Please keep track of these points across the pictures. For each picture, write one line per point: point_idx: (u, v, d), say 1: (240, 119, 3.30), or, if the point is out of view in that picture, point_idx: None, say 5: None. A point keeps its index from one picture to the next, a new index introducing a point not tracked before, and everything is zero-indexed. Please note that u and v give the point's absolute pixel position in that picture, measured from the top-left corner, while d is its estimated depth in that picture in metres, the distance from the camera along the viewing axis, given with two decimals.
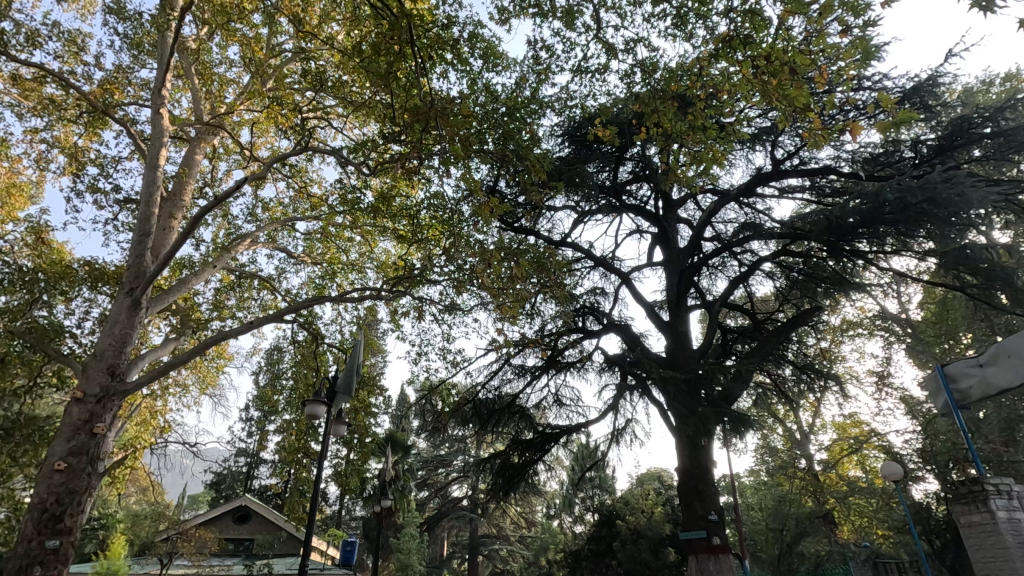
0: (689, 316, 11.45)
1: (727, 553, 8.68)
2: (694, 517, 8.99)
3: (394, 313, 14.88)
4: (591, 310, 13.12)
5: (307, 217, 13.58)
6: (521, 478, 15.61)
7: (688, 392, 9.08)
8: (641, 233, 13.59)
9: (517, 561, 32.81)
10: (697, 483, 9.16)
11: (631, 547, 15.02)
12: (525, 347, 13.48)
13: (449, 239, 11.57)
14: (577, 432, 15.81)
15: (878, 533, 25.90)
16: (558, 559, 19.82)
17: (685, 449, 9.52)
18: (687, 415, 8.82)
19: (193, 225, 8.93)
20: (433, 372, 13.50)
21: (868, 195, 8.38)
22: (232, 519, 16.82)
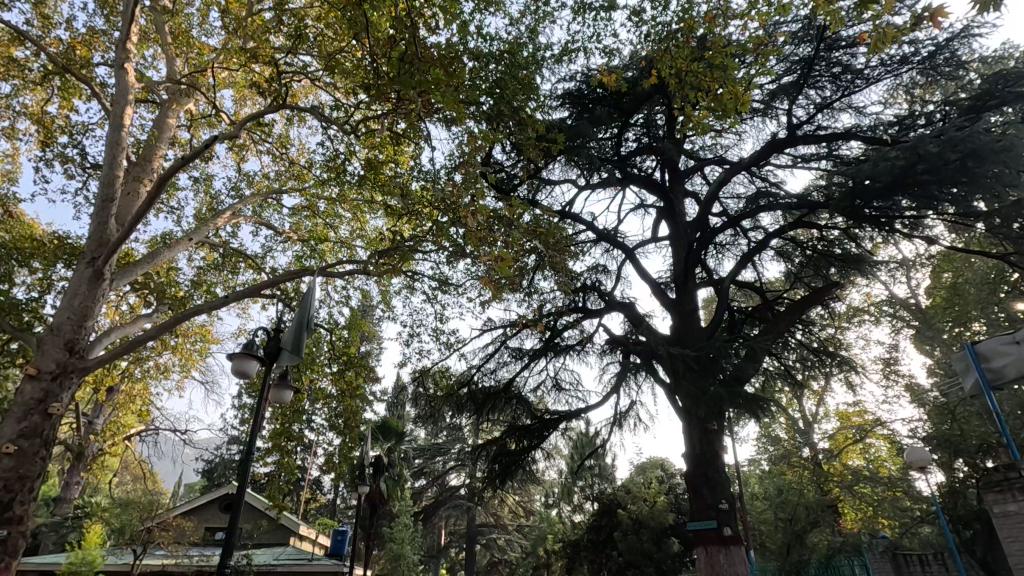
0: (696, 292, 10.76)
1: (738, 545, 8.03)
2: (703, 505, 8.31)
3: (386, 293, 14.18)
4: (592, 288, 12.43)
5: (291, 190, 12.81)
6: (518, 465, 14.95)
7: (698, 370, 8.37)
8: (645, 207, 12.85)
9: (515, 551, 32.39)
10: (706, 470, 8.50)
11: (631, 538, 14.39)
12: (522, 328, 12.77)
13: (441, 210, 10.80)
14: (577, 419, 15.18)
15: (883, 523, 25.35)
16: (556, 549, 19.25)
17: (694, 433, 8.87)
18: (695, 395, 8.17)
19: (158, 188, 8.19)
20: (425, 355, 12.82)
21: (901, 152, 7.58)
22: (218, 508, 16.21)
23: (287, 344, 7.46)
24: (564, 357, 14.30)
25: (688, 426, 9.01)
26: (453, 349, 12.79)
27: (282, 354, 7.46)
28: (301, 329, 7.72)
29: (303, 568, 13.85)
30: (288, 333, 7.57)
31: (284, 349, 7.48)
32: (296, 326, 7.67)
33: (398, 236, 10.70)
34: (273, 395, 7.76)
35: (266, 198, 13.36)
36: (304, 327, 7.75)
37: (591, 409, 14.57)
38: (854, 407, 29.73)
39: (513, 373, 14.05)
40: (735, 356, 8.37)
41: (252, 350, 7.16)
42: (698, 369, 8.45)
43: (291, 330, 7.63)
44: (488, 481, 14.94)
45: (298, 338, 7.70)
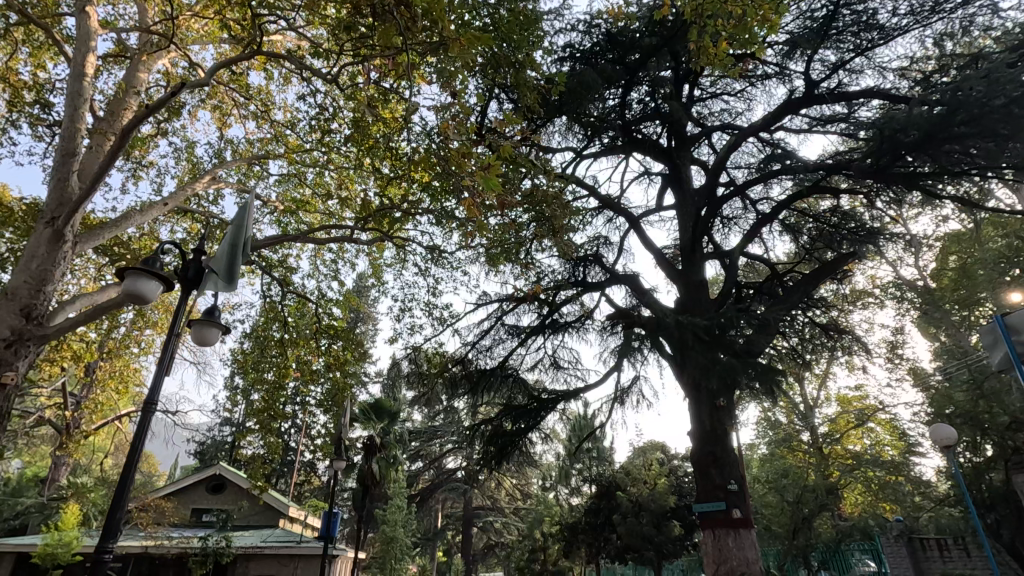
0: (704, 261, 10.13)
1: (748, 528, 7.50)
2: (711, 486, 7.78)
3: (377, 267, 13.56)
4: (592, 261, 11.82)
5: (276, 156, 12.10)
6: (515, 446, 14.43)
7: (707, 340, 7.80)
8: (649, 175, 12.20)
9: (512, 534, 32.16)
10: (714, 448, 7.97)
11: (631, 521, 13.89)
12: (519, 303, 12.16)
13: (434, 174, 10.12)
14: (575, 399, 14.67)
15: (884, 508, 25.04)
16: (553, 532, 18.88)
17: (702, 408, 8.35)
18: (707, 368, 7.63)
19: (121, 140, 7.49)
20: (417, 330, 12.25)
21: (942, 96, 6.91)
22: (206, 489, 15.76)
23: (216, 268, 5.88)
24: (563, 335, 13.74)
25: (696, 402, 8.48)
26: (447, 324, 12.19)
27: (207, 279, 5.84)
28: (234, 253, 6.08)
29: (292, 550, 13.38)
30: (218, 256, 5.95)
31: (212, 274, 5.88)
32: (228, 248, 6.05)
33: (388, 198, 9.95)
34: (194, 334, 5.68)
35: (252, 165, 12.70)
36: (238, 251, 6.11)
37: (589, 389, 14.07)
38: (856, 391, 29.31)
39: (510, 351, 13.49)
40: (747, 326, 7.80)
41: (151, 267, 5.46)
42: (707, 340, 7.89)
43: (220, 254, 6.00)
44: (483, 462, 14.47)
45: (231, 265, 6.06)
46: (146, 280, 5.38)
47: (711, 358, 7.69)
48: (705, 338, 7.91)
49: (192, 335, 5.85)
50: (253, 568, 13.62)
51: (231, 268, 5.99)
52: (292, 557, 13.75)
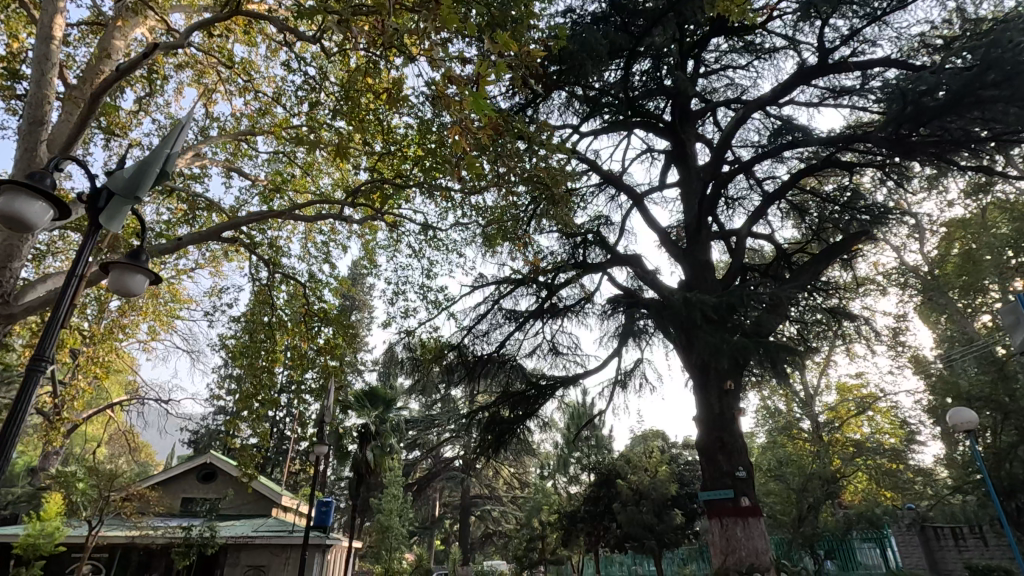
0: (710, 240, 9.69)
1: (757, 517, 7.13)
2: (718, 473, 7.42)
3: (370, 250, 13.11)
4: (594, 241, 11.39)
5: (264, 132, 11.61)
6: (512, 434, 14.05)
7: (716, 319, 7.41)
8: (653, 152, 11.72)
9: (510, 523, 31.98)
10: (721, 434, 7.62)
11: (632, 509, 13.53)
12: (517, 285, 11.72)
13: (429, 149, 9.65)
14: (574, 386, 14.29)
15: (885, 496, 24.83)
16: (552, 521, 18.58)
17: (709, 392, 8.01)
18: (716, 348, 7.27)
19: (90, 106, 6.95)
20: (411, 313, 11.81)
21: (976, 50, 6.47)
22: (197, 478, 15.40)
23: (117, 188, 4.39)
24: (562, 320, 13.33)
25: (702, 386, 8.14)
26: (443, 308, 11.76)
27: (112, 203, 4.42)
28: (144, 169, 4.49)
29: (283, 541, 13.01)
30: (122, 171, 4.44)
31: (116, 195, 4.42)
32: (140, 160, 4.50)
33: (380, 174, 9.47)
34: (115, 283, 4.42)
35: (239, 143, 12.20)
36: (148, 168, 4.51)
37: (589, 375, 13.68)
38: (856, 379, 29.05)
39: (507, 336, 13.08)
40: (757, 304, 7.45)
41: (40, 183, 3.88)
42: (715, 318, 7.55)
43: (129, 166, 4.47)
44: (480, 450, 14.10)
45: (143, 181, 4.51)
46: (29, 199, 3.82)
47: (720, 337, 7.33)
48: (713, 316, 7.56)
49: (112, 275, 4.46)
50: (244, 559, 13.24)
51: (137, 192, 4.44)
52: (283, 547, 13.38)
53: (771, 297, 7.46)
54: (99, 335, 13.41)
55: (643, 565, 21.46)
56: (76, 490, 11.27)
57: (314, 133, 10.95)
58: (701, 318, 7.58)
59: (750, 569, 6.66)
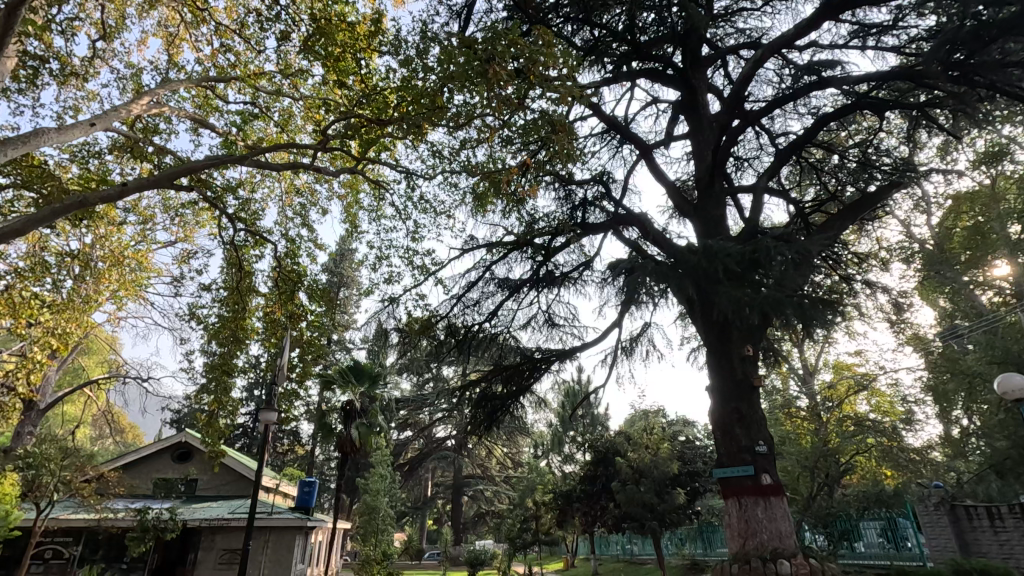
0: (724, 194, 8.80)
1: (779, 496, 6.36)
2: (736, 448, 6.63)
3: (353, 215, 12.13)
4: (595, 200, 10.48)
5: (232, 81, 10.54)
6: (505, 410, 13.25)
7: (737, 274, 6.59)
8: (659, 103, 10.78)
9: (503, 503, 31.47)
10: (739, 406, 6.84)
11: (631, 488, 12.81)
12: (512, 249, 10.83)
13: (413, 91, 8.64)
14: (571, 360, 13.47)
15: (885, 474, 24.42)
16: (546, 501, 17.92)
17: (724, 357, 7.23)
18: (742, 303, 6.41)
19: (7, 21, 5.88)
20: (395, 280, 10.87)
21: None
22: (171, 458, 14.58)
23: None
24: (558, 289, 12.48)
25: (718, 350, 7.34)
26: (431, 275, 10.81)
27: None
28: None
29: (262, 522, 12.22)
30: None
31: None
32: None
33: (353, 118, 8.33)
34: None
35: (207, 92, 11.08)
36: None
37: (586, 348, 12.88)
38: (855, 357, 28.45)
39: (499, 306, 12.19)
40: (785, 256, 6.61)
41: None
42: (736, 274, 6.73)
43: None
44: (470, 428, 13.29)
45: None
46: None
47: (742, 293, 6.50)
48: (733, 269, 6.72)
49: None
50: (219, 542, 12.40)
51: None
52: (262, 529, 12.57)
53: (799, 249, 6.64)
54: (59, 304, 12.32)
55: (641, 545, 20.90)
56: (31, 469, 10.37)
57: (287, 79, 9.87)
58: (719, 273, 6.74)
59: (774, 554, 5.89)
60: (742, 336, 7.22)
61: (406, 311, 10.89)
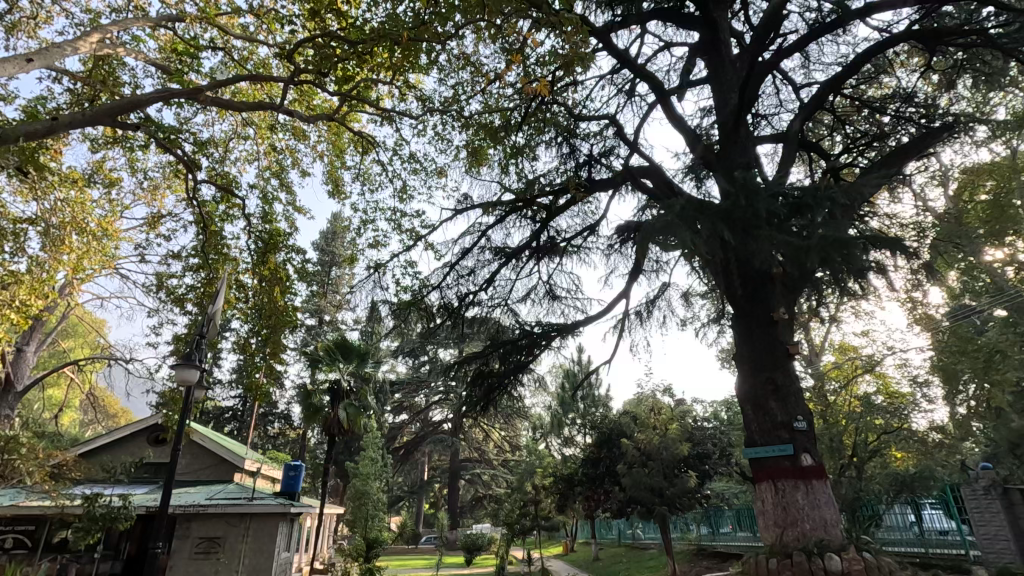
0: (750, 144, 7.76)
1: (822, 479, 5.46)
2: (770, 423, 5.73)
3: (338, 183, 10.95)
4: (602, 155, 9.51)
5: (198, 20, 9.39)
6: (502, 388, 12.30)
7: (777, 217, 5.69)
8: (672, 46, 9.70)
9: (500, 486, 30.79)
10: (774, 375, 5.94)
11: (638, 471, 11.91)
12: (510, 211, 9.85)
13: (399, 21, 7.54)
14: (572, 336, 12.56)
15: (894, 457, 23.68)
16: (546, 484, 17.11)
17: (753, 322, 6.32)
18: (787, 249, 5.46)
19: None
20: (381, 244, 9.85)
21: None
22: (148, 441, 13.77)
23: None
24: (559, 259, 11.53)
25: (748, 315, 6.42)
26: (421, 240, 9.83)
27: None
28: None
29: (240, 509, 11.34)
30: None
31: None
32: None
33: (324, 53, 7.19)
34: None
35: (172, 35, 9.91)
36: None
37: (589, 322, 11.95)
38: (863, 337, 27.61)
39: (495, 275, 11.22)
40: (833, 199, 5.65)
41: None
42: (775, 220, 5.80)
43: None
44: (465, 409, 12.35)
45: None
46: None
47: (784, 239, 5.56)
48: (771, 214, 5.81)
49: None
50: (195, 530, 11.53)
51: None
52: (241, 515, 11.68)
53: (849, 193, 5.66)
54: (20, 276, 11.29)
55: (645, 529, 20.18)
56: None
57: (261, 15, 8.79)
58: (757, 219, 5.78)
59: (818, 546, 5.01)
60: (775, 297, 6.32)
61: (393, 281, 9.91)
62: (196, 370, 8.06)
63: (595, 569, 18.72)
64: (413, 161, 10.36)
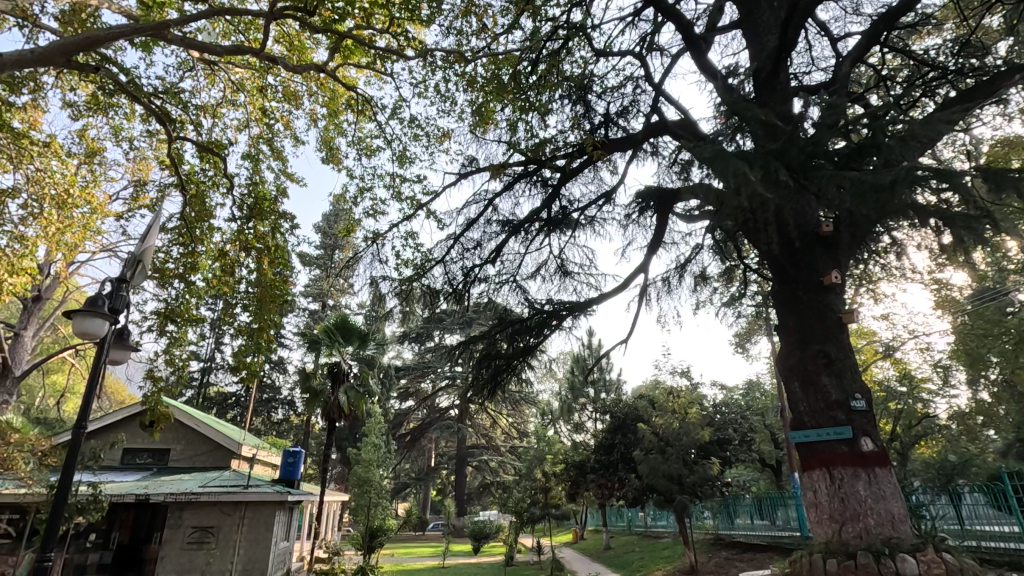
0: (790, 92, 6.91)
1: (886, 466, 4.68)
2: (825, 401, 4.94)
3: (333, 150, 9.92)
4: (620, 113, 8.68)
5: None
6: (510, 370, 11.53)
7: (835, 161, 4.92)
8: None
9: (508, 473, 30.16)
10: (827, 347, 5.14)
11: (655, 457, 11.17)
12: (519, 177, 9.07)
13: None
14: (584, 315, 11.77)
15: (919, 445, 22.69)
16: (557, 470, 16.42)
17: (798, 288, 5.53)
18: (852, 191, 4.65)
19: None
20: (380, 213, 9.07)
21: None
22: (141, 426, 13.25)
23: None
24: (571, 233, 10.73)
25: (792, 278, 5.62)
26: (423, 208, 9.03)
27: None
28: None
29: (234, 498, 10.73)
30: None
31: None
32: None
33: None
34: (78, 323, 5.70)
35: None
36: None
37: (604, 300, 11.17)
38: (885, 319, 26.49)
39: (502, 249, 10.43)
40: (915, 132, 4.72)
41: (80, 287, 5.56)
42: (834, 158, 5.02)
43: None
44: (472, 392, 11.61)
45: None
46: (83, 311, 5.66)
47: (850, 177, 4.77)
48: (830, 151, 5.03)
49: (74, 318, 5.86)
50: (188, 519, 10.95)
51: None
52: (235, 504, 11.08)
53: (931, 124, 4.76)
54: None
55: (658, 518, 19.49)
56: None
57: None
58: (816, 158, 5.00)
59: (886, 545, 4.24)
60: (824, 260, 5.52)
61: (393, 253, 9.14)
62: (105, 320, 5.78)
63: (606, 557, 18.11)
64: (414, 125, 9.57)
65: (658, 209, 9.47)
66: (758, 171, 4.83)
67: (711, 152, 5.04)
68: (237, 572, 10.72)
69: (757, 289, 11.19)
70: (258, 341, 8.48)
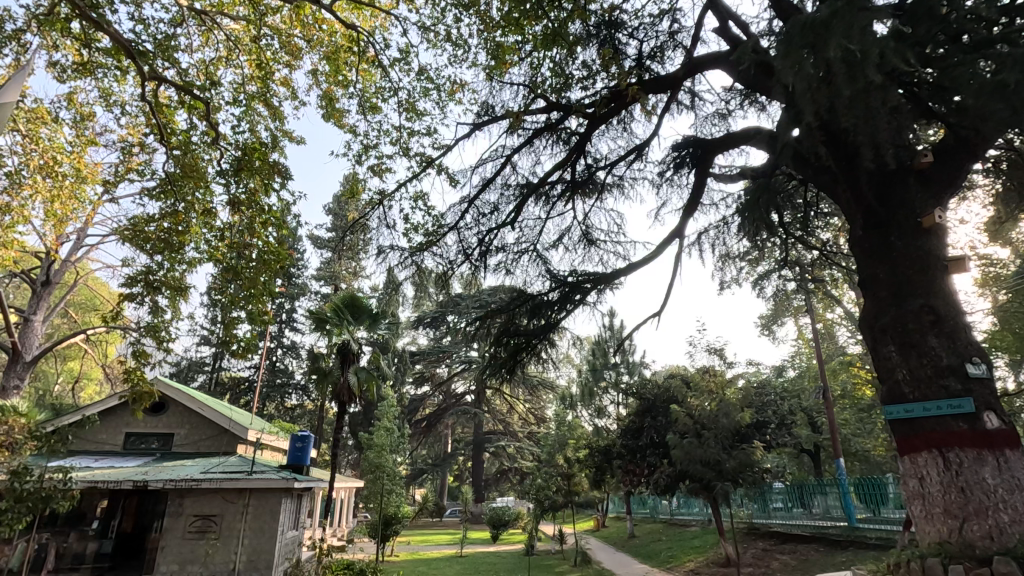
0: None
1: (1017, 447, 3.71)
2: (935, 367, 3.95)
3: (334, 106, 8.99)
4: (660, 48, 7.61)
5: None
6: (531, 348, 10.57)
7: (966, 55, 3.92)
8: None
9: (526, 460, 29.35)
10: (933, 303, 4.14)
11: (690, 442, 10.20)
12: (541, 129, 8.12)
13: None
14: (610, 289, 10.80)
15: None
16: (579, 457, 15.57)
17: (891, 234, 4.51)
18: (1004, 84, 3.66)
19: None
20: (387, 171, 8.15)
21: None
22: (144, 410, 12.67)
23: None
24: (597, 196, 9.76)
25: (881, 221, 4.61)
26: (433, 165, 8.09)
27: None
28: None
29: (237, 484, 10.05)
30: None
31: None
32: None
33: None
34: None
35: None
36: None
37: (632, 271, 10.19)
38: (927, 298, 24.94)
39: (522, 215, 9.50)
40: None
41: None
42: (961, 48, 4.00)
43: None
44: (488, 373, 10.67)
45: None
46: None
47: (985, 68, 3.83)
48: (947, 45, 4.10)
49: None
50: (189, 507, 10.33)
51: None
52: (239, 491, 10.43)
53: None
54: None
55: (685, 507, 18.54)
56: None
57: None
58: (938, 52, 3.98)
59: None
60: (920, 198, 4.53)
61: (401, 216, 8.22)
62: None
63: (631, 547, 17.30)
64: (424, 78, 8.59)
65: (696, 165, 8.45)
66: (873, 67, 3.74)
67: (805, 38, 4.07)
68: (241, 564, 10.09)
69: (804, 257, 10.11)
70: (253, 312, 7.69)
